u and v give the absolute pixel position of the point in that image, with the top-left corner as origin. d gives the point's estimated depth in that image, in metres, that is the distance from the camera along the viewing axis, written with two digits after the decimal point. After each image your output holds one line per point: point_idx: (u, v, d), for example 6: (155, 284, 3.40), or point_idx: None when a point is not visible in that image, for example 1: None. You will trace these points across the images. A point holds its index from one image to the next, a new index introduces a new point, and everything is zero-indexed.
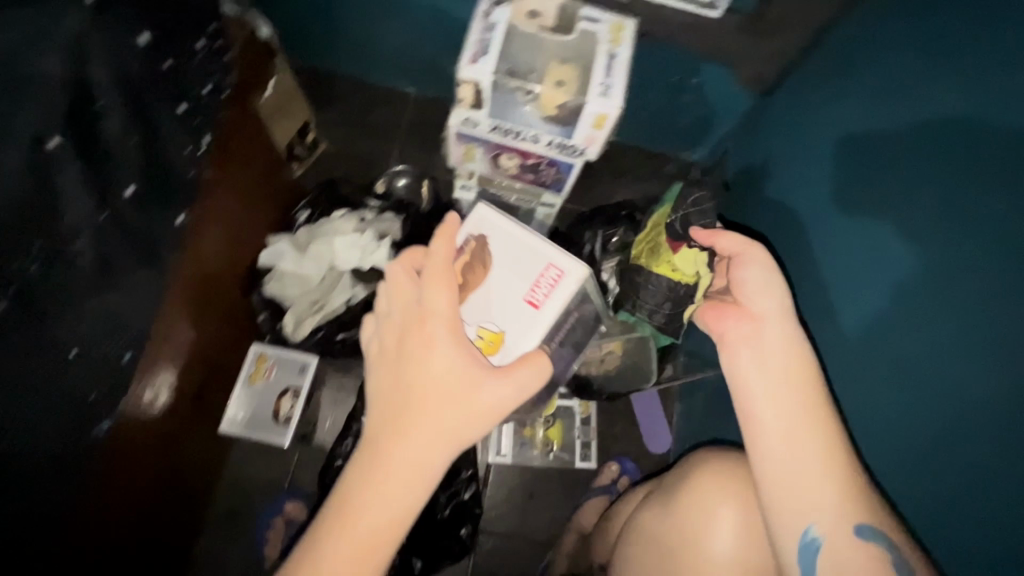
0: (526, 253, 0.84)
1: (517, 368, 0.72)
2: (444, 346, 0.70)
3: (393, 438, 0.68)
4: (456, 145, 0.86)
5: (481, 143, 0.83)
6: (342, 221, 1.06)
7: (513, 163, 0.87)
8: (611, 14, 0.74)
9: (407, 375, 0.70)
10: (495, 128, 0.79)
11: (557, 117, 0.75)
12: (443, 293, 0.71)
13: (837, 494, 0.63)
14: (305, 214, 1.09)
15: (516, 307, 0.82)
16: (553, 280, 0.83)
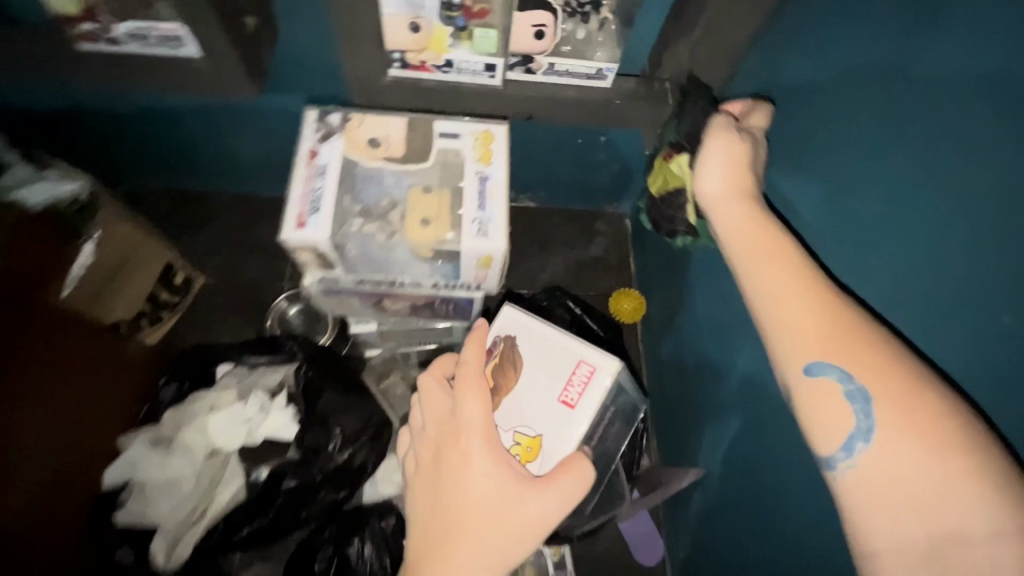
0: (555, 349, 0.72)
1: (562, 488, 0.61)
2: (479, 459, 0.61)
3: (429, 559, 0.59)
4: (325, 298, 0.69)
5: (354, 294, 0.66)
6: (215, 395, 0.87)
7: (400, 305, 0.70)
8: (472, 124, 0.58)
9: (439, 494, 0.61)
10: (362, 280, 0.62)
11: (434, 257, 0.59)
12: (476, 403, 0.63)
13: (805, 329, 0.49)
14: (170, 391, 0.89)
15: (548, 407, 0.69)
16: (584, 380, 0.70)
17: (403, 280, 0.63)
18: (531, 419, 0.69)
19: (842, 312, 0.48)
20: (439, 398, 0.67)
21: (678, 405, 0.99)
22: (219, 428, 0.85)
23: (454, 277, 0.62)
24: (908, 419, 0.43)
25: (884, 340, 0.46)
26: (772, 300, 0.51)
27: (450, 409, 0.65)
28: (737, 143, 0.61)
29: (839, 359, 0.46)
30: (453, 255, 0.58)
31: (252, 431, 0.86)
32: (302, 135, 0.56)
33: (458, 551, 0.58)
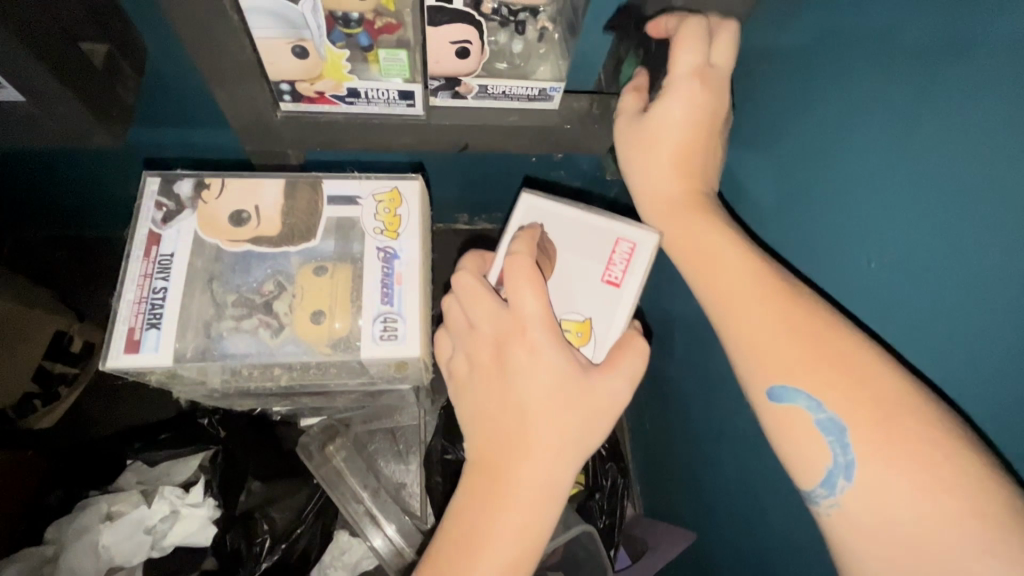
0: (585, 226, 0.57)
1: (632, 368, 0.51)
2: (546, 348, 0.48)
3: (498, 469, 0.49)
4: (212, 397, 0.55)
5: (247, 394, 0.53)
6: (110, 501, 0.73)
7: (305, 396, 0.57)
8: (373, 187, 0.47)
9: (500, 397, 0.50)
10: (239, 386, 0.49)
11: (329, 365, 0.45)
12: (531, 292, 0.49)
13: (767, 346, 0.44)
14: (59, 497, 0.75)
15: (589, 290, 0.55)
16: (622, 257, 0.56)
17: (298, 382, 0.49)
18: (576, 302, 0.56)
19: (797, 303, 0.44)
20: (483, 293, 0.52)
21: (665, 454, 0.88)
22: (116, 542, 0.71)
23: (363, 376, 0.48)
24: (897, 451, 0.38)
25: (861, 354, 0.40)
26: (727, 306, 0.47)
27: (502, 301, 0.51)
28: (661, 117, 0.53)
29: (798, 361, 0.43)
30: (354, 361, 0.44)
31: (158, 541, 0.72)
32: (138, 213, 0.45)
33: (536, 453, 0.48)
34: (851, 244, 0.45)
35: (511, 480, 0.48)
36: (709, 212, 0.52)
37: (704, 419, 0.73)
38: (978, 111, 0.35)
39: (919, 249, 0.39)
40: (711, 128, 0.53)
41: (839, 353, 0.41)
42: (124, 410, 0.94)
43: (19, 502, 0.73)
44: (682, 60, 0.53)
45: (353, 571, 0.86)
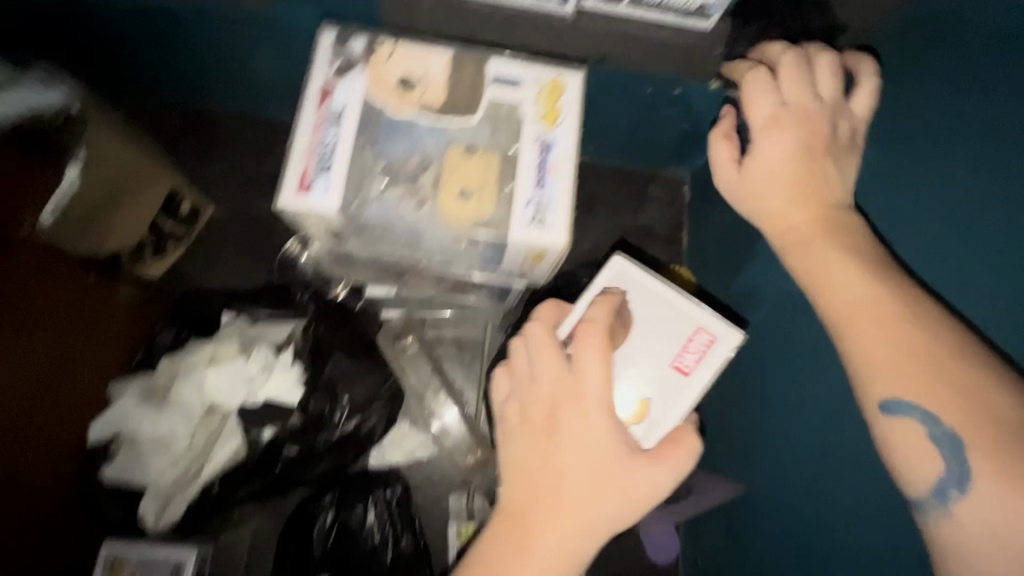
0: (671, 309, 0.62)
1: (678, 462, 0.53)
2: (593, 419, 0.52)
3: (520, 528, 0.52)
4: (335, 259, 0.58)
5: (370, 262, 0.56)
6: (216, 346, 0.79)
7: (416, 277, 0.59)
8: (540, 78, 0.46)
9: (543, 461, 0.53)
10: (370, 249, 0.51)
11: (467, 246, 0.47)
12: (596, 359, 0.53)
13: (882, 348, 0.46)
14: (168, 335, 0.81)
15: (658, 374, 0.60)
16: (702, 348, 0.61)
17: (428, 258, 0.52)
18: (642, 377, 0.60)
19: (923, 343, 0.44)
20: (552, 347, 0.55)
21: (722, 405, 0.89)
22: (222, 382, 0.77)
23: (493, 265, 0.51)
24: (972, 419, 0.42)
25: (992, 383, 0.42)
26: (846, 319, 0.48)
27: (567, 363, 0.55)
28: (751, 82, 0.57)
29: (910, 373, 0.44)
30: (491, 246, 0.46)
31: (256, 389, 0.78)
32: (315, 63, 0.46)
33: (564, 519, 0.52)
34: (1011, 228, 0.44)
35: (535, 537, 0.52)
36: (837, 241, 0.52)
37: (774, 378, 0.74)
38: None
39: None
40: (809, 131, 0.54)
41: (947, 356, 0.44)
42: (216, 274, 1.01)
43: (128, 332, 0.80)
44: (749, 102, 0.57)
45: (408, 457, 0.92)
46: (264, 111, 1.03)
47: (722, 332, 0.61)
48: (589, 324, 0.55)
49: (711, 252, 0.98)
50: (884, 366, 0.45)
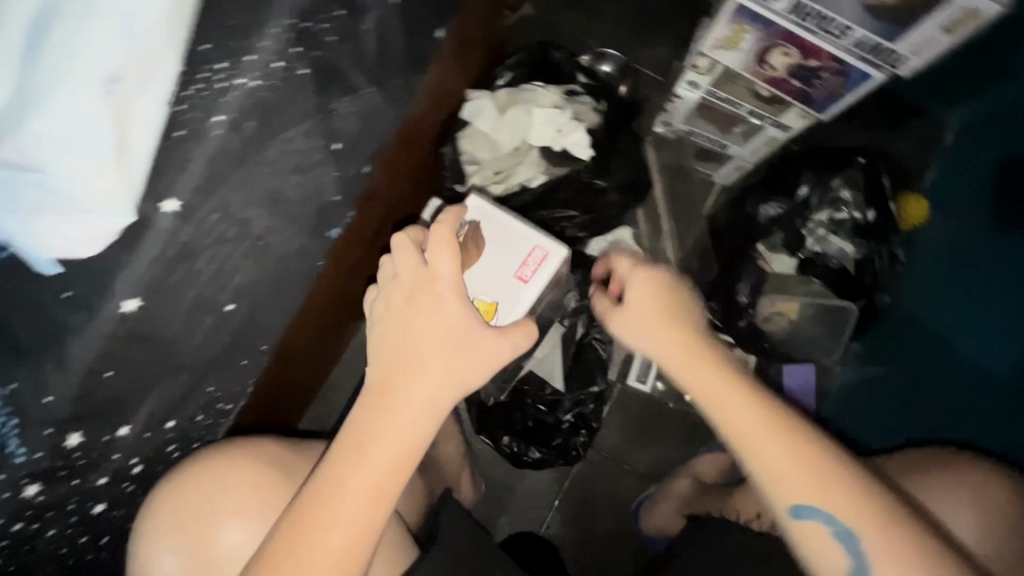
0: (511, 236, 0.78)
1: (527, 339, 0.65)
2: (449, 303, 0.61)
3: (362, 438, 0.58)
4: (725, 24, 0.71)
5: (762, 28, 0.69)
6: (544, 94, 0.96)
7: (786, 62, 0.72)
8: None
9: (411, 355, 0.60)
10: (795, 9, 0.64)
11: (894, 8, 0.59)
12: (449, 256, 0.62)
13: (806, 480, 0.49)
14: (506, 78, 0.98)
15: (503, 282, 0.76)
16: (539, 261, 0.77)
17: (833, 25, 0.64)
18: (489, 287, 0.76)
19: (823, 465, 0.49)
20: (411, 250, 0.63)
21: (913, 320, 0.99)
22: (540, 121, 0.94)
23: (887, 41, 0.63)
24: (811, 470, 0.49)
25: (893, 515, 0.48)
26: (700, 387, 0.56)
27: (424, 263, 0.63)
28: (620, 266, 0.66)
29: (758, 439, 0.51)
30: (916, 12, 0.59)
31: (560, 138, 0.94)
32: None
33: (411, 395, 0.59)
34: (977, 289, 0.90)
35: (370, 448, 0.57)
36: (756, 397, 0.54)
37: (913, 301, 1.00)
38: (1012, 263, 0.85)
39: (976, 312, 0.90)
40: (672, 307, 0.61)
41: (807, 439, 0.51)
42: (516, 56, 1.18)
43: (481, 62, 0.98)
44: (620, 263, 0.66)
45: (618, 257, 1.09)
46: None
47: (556, 253, 0.77)
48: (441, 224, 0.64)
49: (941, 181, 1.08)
50: (759, 440, 0.51)
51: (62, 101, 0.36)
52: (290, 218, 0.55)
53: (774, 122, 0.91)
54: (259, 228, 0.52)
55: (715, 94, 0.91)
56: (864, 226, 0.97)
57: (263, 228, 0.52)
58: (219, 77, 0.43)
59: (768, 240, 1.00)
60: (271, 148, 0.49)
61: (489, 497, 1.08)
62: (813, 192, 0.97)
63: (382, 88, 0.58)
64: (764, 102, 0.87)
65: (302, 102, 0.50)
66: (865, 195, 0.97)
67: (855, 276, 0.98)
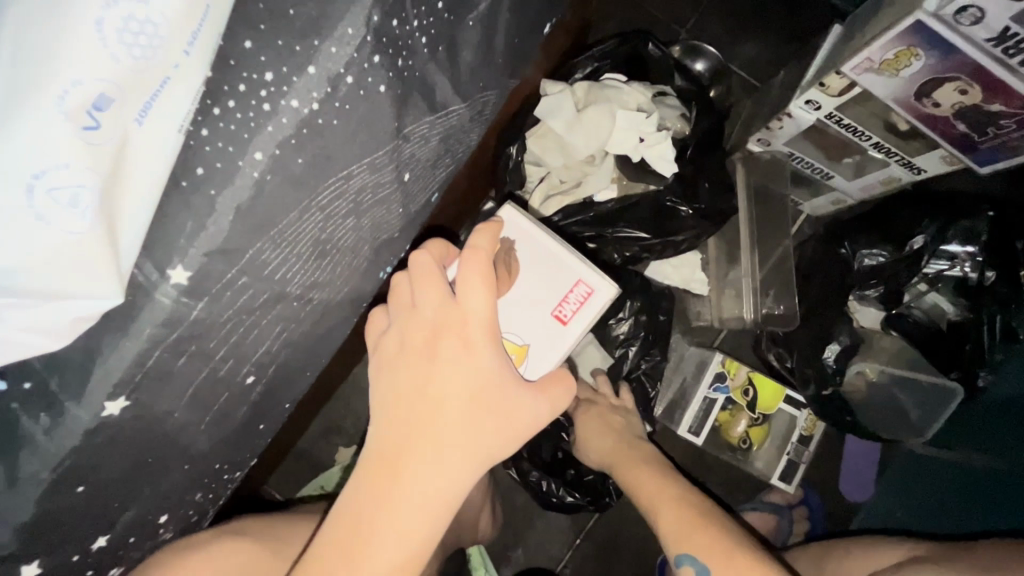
0: (551, 261, 0.62)
1: (561, 396, 0.52)
2: (483, 353, 0.48)
3: (364, 522, 0.45)
4: (889, 44, 0.56)
5: (942, 56, 0.54)
6: (629, 92, 0.82)
7: (958, 103, 0.58)
8: None
9: (428, 420, 0.47)
10: (1004, 37, 0.50)
11: None
12: (484, 291, 0.47)
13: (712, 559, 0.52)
14: (587, 68, 0.84)
15: (537, 321, 0.60)
16: (583, 299, 0.62)
17: None
18: (520, 326, 0.60)
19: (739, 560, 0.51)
20: (435, 276, 0.49)
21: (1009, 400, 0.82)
22: (622, 127, 0.80)
23: None
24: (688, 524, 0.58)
25: None
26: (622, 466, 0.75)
27: (450, 300, 0.49)
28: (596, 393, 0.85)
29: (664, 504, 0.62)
30: None
31: (642, 148, 0.81)
32: None
33: (427, 470, 0.46)
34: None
35: (370, 541, 0.44)
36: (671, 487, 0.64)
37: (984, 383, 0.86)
38: None
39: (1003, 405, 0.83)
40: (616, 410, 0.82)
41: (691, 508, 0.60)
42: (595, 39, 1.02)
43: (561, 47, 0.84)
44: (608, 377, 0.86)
45: (682, 285, 0.96)
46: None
47: (603, 293, 0.61)
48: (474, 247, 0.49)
49: None
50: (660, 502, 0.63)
51: (40, 130, 0.33)
52: (343, 261, 0.49)
53: (901, 161, 0.77)
54: (298, 284, 0.47)
55: (835, 119, 0.76)
56: (977, 289, 0.82)
57: (303, 285, 0.47)
58: (270, 91, 0.40)
59: (863, 292, 0.87)
60: (324, 188, 0.44)
61: (505, 525, 1.00)
62: (929, 246, 0.82)
63: (469, 104, 0.53)
64: (896, 134, 0.73)
65: (377, 135, 0.45)
66: (988, 255, 0.81)
67: (959, 348, 0.84)
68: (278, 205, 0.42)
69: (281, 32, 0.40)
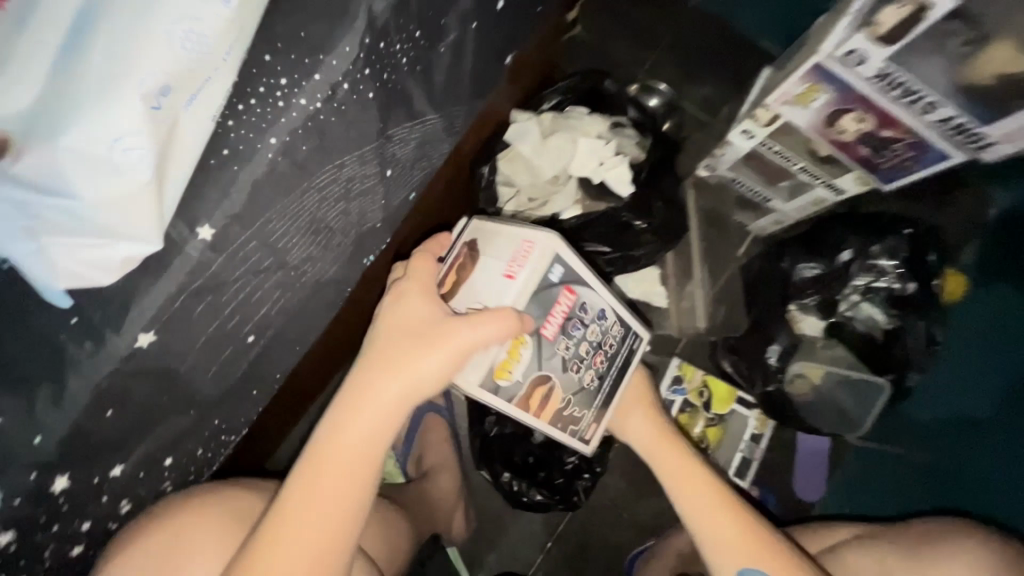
0: (499, 233, 0.56)
1: (509, 327, 0.49)
2: (415, 300, 0.53)
3: (316, 456, 0.50)
4: (797, 80, 0.66)
5: (839, 90, 0.64)
6: (590, 122, 0.92)
7: (857, 128, 0.67)
8: None
9: (371, 362, 0.52)
10: (881, 76, 0.59)
11: (988, 90, 0.56)
12: (420, 263, 0.56)
13: (738, 541, 0.60)
14: (552, 100, 0.94)
15: (486, 290, 0.54)
16: (526, 253, 0.54)
17: (919, 99, 0.60)
18: (477, 299, 0.54)
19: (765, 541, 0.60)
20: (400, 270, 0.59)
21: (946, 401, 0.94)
22: (584, 151, 0.89)
23: (976, 124, 0.59)
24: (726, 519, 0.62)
25: None
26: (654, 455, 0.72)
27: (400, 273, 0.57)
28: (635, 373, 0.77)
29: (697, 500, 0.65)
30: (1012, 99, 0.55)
31: (602, 171, 0.89)
32: None
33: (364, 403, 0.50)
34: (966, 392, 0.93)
35: (314, 474, 0.49)
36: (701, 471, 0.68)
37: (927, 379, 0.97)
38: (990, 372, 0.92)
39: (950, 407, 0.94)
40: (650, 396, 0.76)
41: (728, 500, 0.64)
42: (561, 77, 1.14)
43: (528, 81, 0.94)
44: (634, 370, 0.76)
45: (643, 296, 1.04)
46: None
47: (544, 242, 0.53)
48: (428, 245, 0.60)
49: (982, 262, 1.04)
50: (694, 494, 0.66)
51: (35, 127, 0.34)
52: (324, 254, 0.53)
53: (827, 184, 0.87)
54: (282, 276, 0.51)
55: (768, 146, 0.87)
56: (901, 298, 0.94)
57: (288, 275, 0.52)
58: (280, 93, 0.41)
59: (802, 301, 0.97)
60: (319, 175, 0.47)
61: (479, 530, 1.03)
62: (856, 258, 0.93)
63: (444, 114, 0.60)
64: (820, 160, 0.83)
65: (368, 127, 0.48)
66: (908, 268, 0.93)
67: (887, 350, 0.95)
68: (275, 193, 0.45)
69: (275, 44, 0.41)
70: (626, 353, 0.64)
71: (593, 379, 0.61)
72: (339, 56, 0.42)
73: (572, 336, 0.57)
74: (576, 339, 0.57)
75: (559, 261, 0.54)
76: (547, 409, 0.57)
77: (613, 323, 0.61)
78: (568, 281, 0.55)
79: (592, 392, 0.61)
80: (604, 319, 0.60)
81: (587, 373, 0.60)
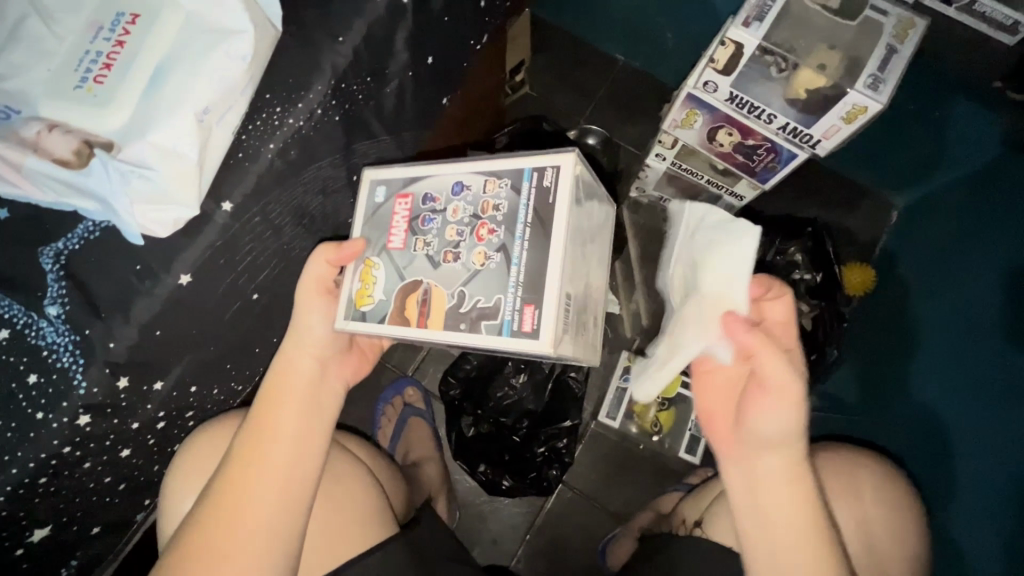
0: None
1: (325, 252, 0.60)
2: None
3: (262, 417, 0.58)
4: (680, 107, 0.85)
5: (708, 112, 0.83)
6: None
7: (731, 140, 0.86)
8: (903, 11, 0.71)
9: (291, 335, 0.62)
10: (733, 99, 0.79)
11: (807, 101, 0.74)
12: None
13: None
14: (502, 142, 1.14)
15: None
16: None
17: (762, 113, 0.78)
18: None
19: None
20: None
21: (862, 361, 1.13)
22: None
23: (804, 128, 0.76)
24: (807, 548, 0.55)
25: None
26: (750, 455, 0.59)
27: None
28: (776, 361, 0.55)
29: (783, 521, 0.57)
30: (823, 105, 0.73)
31: None
32: None
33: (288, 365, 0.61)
34: (932, 366, 0.96)
35: (263, 428, 0.58)
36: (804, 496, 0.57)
37: (903, 342, 1.04)
38: (960, 358, 0.90)
39: (922, 375, 0.97)
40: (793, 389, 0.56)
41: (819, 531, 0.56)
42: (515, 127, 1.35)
43: (481, 129, 1.14)
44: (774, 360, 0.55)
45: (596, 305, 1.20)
46: (589, 38, 1.37)
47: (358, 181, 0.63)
48: None
49: (889, 256, 1.21)
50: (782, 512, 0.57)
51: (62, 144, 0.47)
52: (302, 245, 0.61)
53: (731, 192, 1.04)
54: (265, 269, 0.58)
55: (678, 166, 1.05)
56: (815, 286, 1.10)
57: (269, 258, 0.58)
58: (275, 116, 0.51)
59: None
60: (305, 174, 0.56)
61: (464, 525, 1.12)
62: (767, 252, 1.10)
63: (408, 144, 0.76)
64: (720, 173, 1.00)
65: (332, 136, 0.56)
66: (813, 259, 1.10)
67: (811, 333, 1.09)
68: (267, 190, 0.53)
69: (271, 88, 0.51)
70: (529, 197, 0.56)
71: (489, 253, 0.57)
72: (314, 92, 0.52)
73: (426, 230, 0.59)
74: (434, 232, 0.59)
75: (377, 183, 0.62)
76: (428, 310, 0.57)
77: (483, 186, 0.59)
78: (394, 191, 0.61)
79: (498, 267, 0.56)
80: (466, 190, 0.59)
81: (473, 252, 0.57)
